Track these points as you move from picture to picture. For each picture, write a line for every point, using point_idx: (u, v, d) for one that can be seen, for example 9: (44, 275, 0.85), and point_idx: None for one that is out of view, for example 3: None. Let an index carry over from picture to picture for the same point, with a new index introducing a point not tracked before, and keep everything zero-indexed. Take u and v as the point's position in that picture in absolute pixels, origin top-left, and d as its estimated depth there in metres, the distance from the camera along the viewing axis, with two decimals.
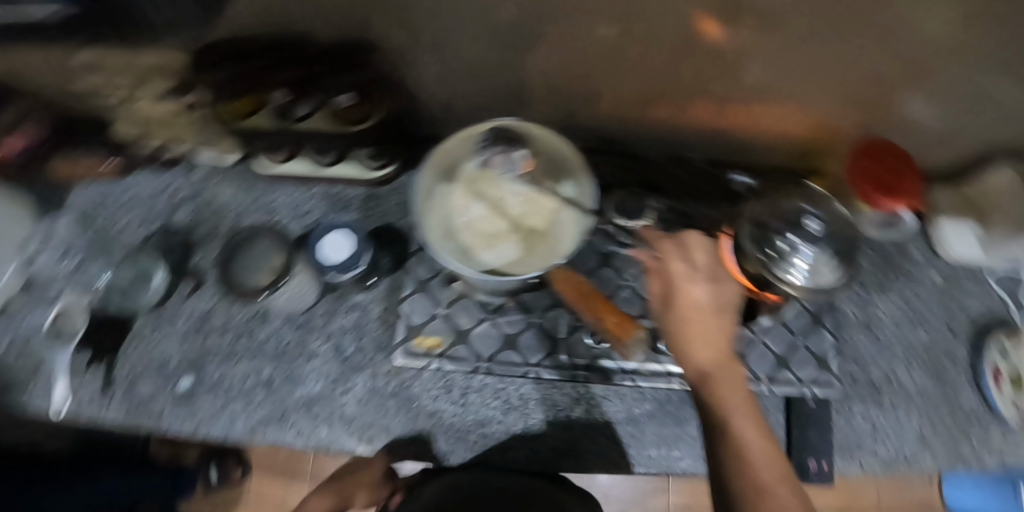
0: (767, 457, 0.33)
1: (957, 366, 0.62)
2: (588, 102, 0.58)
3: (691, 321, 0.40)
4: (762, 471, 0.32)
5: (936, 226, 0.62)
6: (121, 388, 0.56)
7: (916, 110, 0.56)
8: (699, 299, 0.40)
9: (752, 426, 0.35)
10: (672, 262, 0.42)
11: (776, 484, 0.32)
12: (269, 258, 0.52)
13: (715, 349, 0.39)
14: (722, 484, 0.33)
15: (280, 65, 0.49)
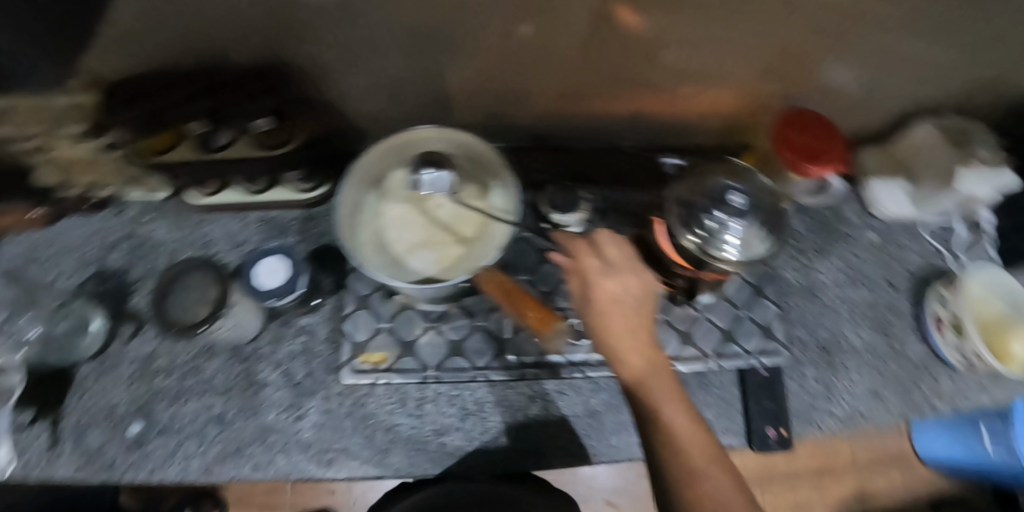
0: (696, 439, 0.38)
1: (901, 318, 0.64)
2: (513, 103, 0.58)
3: (611, 320, 0.42)
4: (693, 452, 0.37)
5: (868, 187, 0.66)
6: (69, 441, 0.54)
7: (830, 76, 0.57)
8: (613, 295, 0.43)
9: (680, 412, 0.39)
10: (585, 261, 0.44)
11: (705, 460, 0.37)
12: (207, 290, 0.51)
13: (634, 341, 0.42)
14: (660, 470, 0.38)
15: (193, 96, 0.49)
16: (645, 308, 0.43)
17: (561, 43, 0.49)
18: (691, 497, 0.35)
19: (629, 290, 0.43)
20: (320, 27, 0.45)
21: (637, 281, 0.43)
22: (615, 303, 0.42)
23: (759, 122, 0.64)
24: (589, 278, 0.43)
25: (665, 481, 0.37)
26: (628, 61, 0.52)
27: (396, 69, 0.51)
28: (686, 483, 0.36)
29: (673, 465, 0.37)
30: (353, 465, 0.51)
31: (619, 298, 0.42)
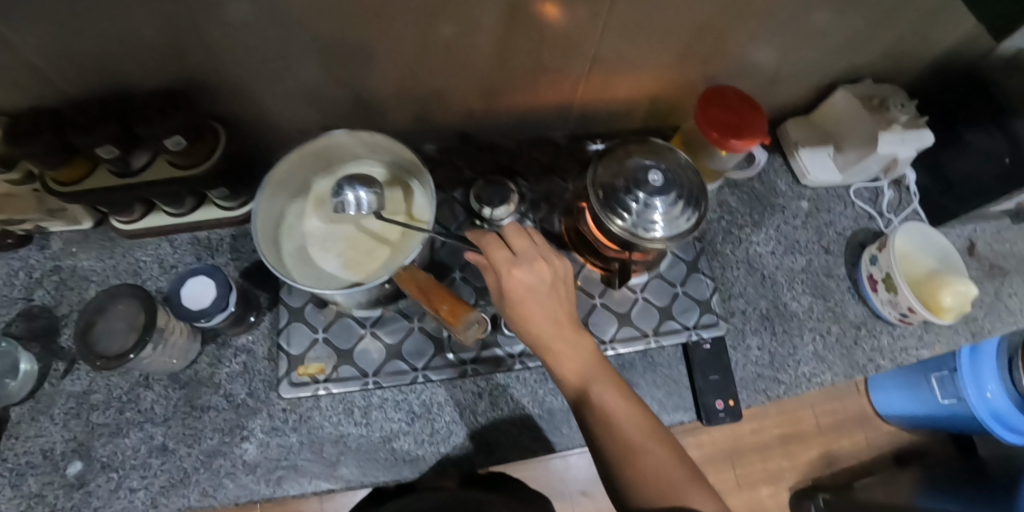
0: (630, 416, 0.39)
1: (837, 281, 0.66)
2: (437, 103, 0.58)
3: (532, 314, 0.40)
4: (629, 430, 0.39)
5: (797, 158, 0.68)
6: (5, 490, 0.52)
7: (744, 51, 0.58)
8: (527, 285, 0.41)
9: (612, 392, 0.40)
10: (495, 254, 0.41)
11: (641, 436, 0.39)
12: (132, 318, 0.49)
13: (558, 331, 0.41)
14: (601, 452, 0.39)
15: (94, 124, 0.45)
16: (563, 293, 0.42)
17: (471, 41, 0.49)
18: (633, 474, 0.37)
19: (543, 280, 0.41)
20: (224, 46, 0.44)
21: (549, 267, 0.41)
22: (532, 296, 0.40)
23: (682, 101, 0.65)
24: (501, 274, 0.40)
25: (611, 465, 0.38)
26: (545, 52, 0.52)
27: (309, 79, 0.51)
28: (628, 463, 0.37)
29: (615, 450, 0.38)
30: (303, 481, 0.50)
31: (536, 289, 0.41)
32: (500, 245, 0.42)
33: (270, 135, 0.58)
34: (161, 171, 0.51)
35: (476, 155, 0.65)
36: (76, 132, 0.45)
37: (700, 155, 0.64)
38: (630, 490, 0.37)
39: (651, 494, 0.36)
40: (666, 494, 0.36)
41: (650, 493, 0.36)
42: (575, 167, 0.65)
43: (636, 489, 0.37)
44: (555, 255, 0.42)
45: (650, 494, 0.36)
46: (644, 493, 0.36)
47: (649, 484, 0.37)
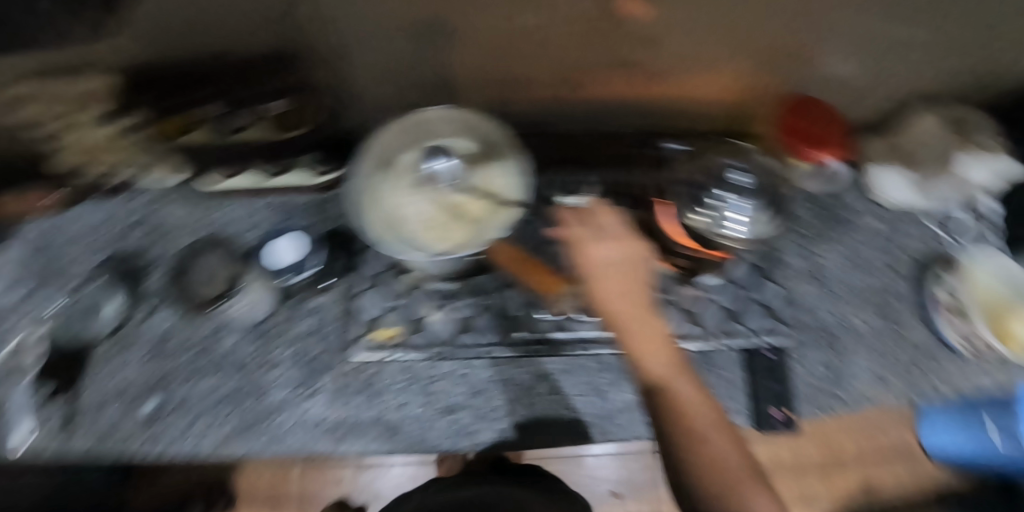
0: (698, 406, 0.38)
1: (906, 304, 0.63)
2: (520, 87, 0.59)
3: (607, 287, 0.42)
4: (697, 418, 0.37)
5: (870, 172, 0.61)
6: (84, 416, 0.56)
7: (811, 62, 0.61)
8: (605, 260, 0.42)
9: (682, 380, 0.39)
10: (578, 229, 0.43)
11: (708, 425, 0.37)
12: (223, 270, 0.56)
13: (631, 308, 0.41)
14: (666, 438, 0.37)
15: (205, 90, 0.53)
16: (640, 273, 0.43)
17: None
18: (697, 459, 0.35)
19: (623, 257, 0.42)
20: None
21: (628, 244, 0.43)
22: (611, 270, 0.42)
23: (762, 106, 0.62)
24: (583, 245, 0.42)
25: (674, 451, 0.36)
26: (622, 47, 0.59)
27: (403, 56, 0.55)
28: (691, 446, 0.35)
29: (677, 432, 0.36)
30: (362, 442, 0.53)
31: (614, 264, 0.42)
32: (584, 220, 0.44)
33: None
34: (261, 133, 0.53)
35: (552, 142, 0.64)
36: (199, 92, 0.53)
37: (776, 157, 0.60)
38: (694, 479, 0.34)
39: (717, 485, 0.33)
40: (729, 487, 0.34)
41: (711, 478, 0.34)
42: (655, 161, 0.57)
43: (702, 477, 0.34)
44: (637, 239, 0.44)
45: (714, 484, 0.34)
46: (708, 483, 0.34)
47: (713, 475, 0.34)
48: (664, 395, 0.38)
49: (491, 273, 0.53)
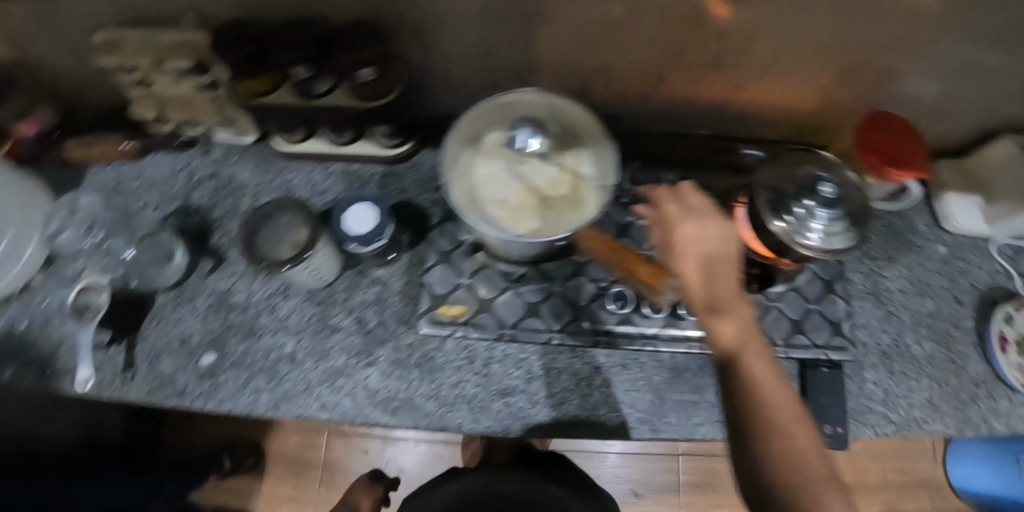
0: (782, 401, 0.34)
1: (964, 334, 0.63)
2: (598, 80, 0.59)
3: (690, 265, 0.39)
4: (776, 410, 0.34)
5: (943, 201, 0.65)
6: (143, 364, 0.56)
7: (910, 84, 0.56)
8: (693, 238, 0.40)
9: (767, 372, 0.35)
10: (667, 209, 0.42)
11: (791, 424, 0.33)
12: (294, 232, 0.52)
13: (717, 286, 0.39)
14: (740, 428, 0.35)
15: (294, 44, 0.48)
16: (732, 256, 0.40)
17: (648, 24, 0.49)
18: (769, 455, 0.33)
19: (713, 238, 0.40)
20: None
21: (719, 224, 0.40)
22: (696, 249, 0.40)
23: (839, 119, 0.63)
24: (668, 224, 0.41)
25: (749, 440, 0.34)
26: (723, 50, 0.53)
27: (484, 39, 0.52)
28: (768, 439, 0.33)
29: (753, 422, 0.34)
30: (416, 416, 0.53)
31: (702, 244, 0.40)
32: (672, 198, 0.42)
33: (431, 84, 0.60)
34: (341, 100, 0.53)
35: (626, 137, 0.66)
36: (283, 49, 0.49)
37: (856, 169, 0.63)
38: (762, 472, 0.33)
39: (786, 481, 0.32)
40: (802, 488, 0.31)
41: (782, 471, 0.32)
42: (726, 165, 0.64)
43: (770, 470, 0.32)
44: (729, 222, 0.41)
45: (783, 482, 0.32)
46: (777, 478, 0.32)
47: (786, 472, 0.32)
48: (743, 386, 0.35)
49: (569, 258, 0.56)
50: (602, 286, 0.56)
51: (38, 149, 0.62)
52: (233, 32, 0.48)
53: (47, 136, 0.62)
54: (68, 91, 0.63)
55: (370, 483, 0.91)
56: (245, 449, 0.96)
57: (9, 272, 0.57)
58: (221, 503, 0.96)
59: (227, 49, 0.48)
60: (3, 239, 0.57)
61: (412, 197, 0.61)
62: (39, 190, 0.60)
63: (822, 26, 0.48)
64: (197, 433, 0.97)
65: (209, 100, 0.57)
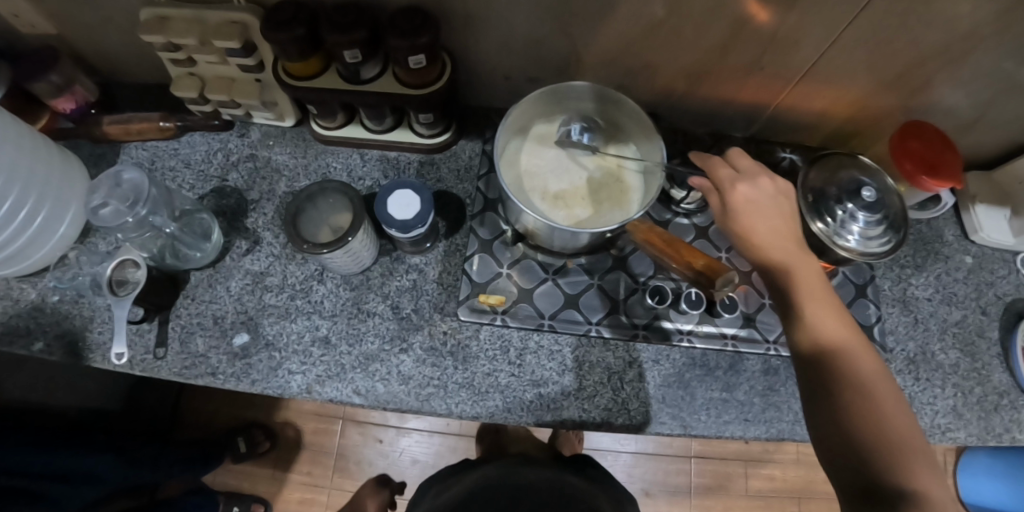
0: (852, 344, 0.39)
1: (989, 344, 0.62)
2: (639, 78, 0.60)
3: (752, 221, 0.44)
4: (852, 360, 0.38)
5: (972, 212, 0.66)
6: (174, 344, 0.56)
7: (948, 95, 0.56)
8: (748, 197, 0.45)
9: (833, 319, 0.40)
10: (721, 173, 0.47)
11: (861, 365, 0.38)
12: (337, 216, 0.53)
13: (780, 241, 0.43)
14: (819, 377, 0.38)
15: (346, 24, 0.47)
16: (785, 210, 0.45)
17: (692, 23, 0.50)
18: (845, 393, 0.37)
19: (766, 197, 0.45)
20: None
21: (771, 183, 0.46)
22: (752, 206, 0.44)
23: (875, 126, 0.63)
24: (724, 187, 0.45)
25: (831, 390, 0.37)
26: (766, 52, 0.53)
27: (530, 31, 0.53)
28: (848, 387, 0.37)
29: (830, 371, 0.38)
30: (449, 403, 0.53)
31: (757, 201, 0.45)
32: (724, 165, 0.47)
33: (473, 73, 0.61)
34: (386, 86, 0.53)
35: (664, 135, 0.66)
36: (334, 32, 0.47)
37: (892, 176, 0.64)
38: (838, 407, 0.36)
39: (859, 413, 0.36)
40: (886, 435, 0.35)
41: (861, 419, 0.35)
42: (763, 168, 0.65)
43: (845, 410, 0.36)
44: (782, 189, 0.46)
45: (857, 416, 0.36)
46: (855, 426, 0.35)
47: (868, 420, 0.35)
48: (811, 330, 0.40)
49: (607, 252, 0.57)
50: (639, 280, 0.56)
51: (73, 124, 0.63)
52: (287, 12, 0.47)
53: (84, 113, 0.63)
54: (112, 66, 0.64)
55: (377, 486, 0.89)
56: (261, 434, 0.98)
57: (45, 246, 0.58)
58: (235, 484, 0.98)
59: (277, 30, 0.47)
60: (43, 211, 0.57)
61: (448, 186, 0.61)
62: (77, 165, 0.61)
63: (864, 29, 0.49)
64: (217, 414, 1.00)
65: (253, 81, 0.57)
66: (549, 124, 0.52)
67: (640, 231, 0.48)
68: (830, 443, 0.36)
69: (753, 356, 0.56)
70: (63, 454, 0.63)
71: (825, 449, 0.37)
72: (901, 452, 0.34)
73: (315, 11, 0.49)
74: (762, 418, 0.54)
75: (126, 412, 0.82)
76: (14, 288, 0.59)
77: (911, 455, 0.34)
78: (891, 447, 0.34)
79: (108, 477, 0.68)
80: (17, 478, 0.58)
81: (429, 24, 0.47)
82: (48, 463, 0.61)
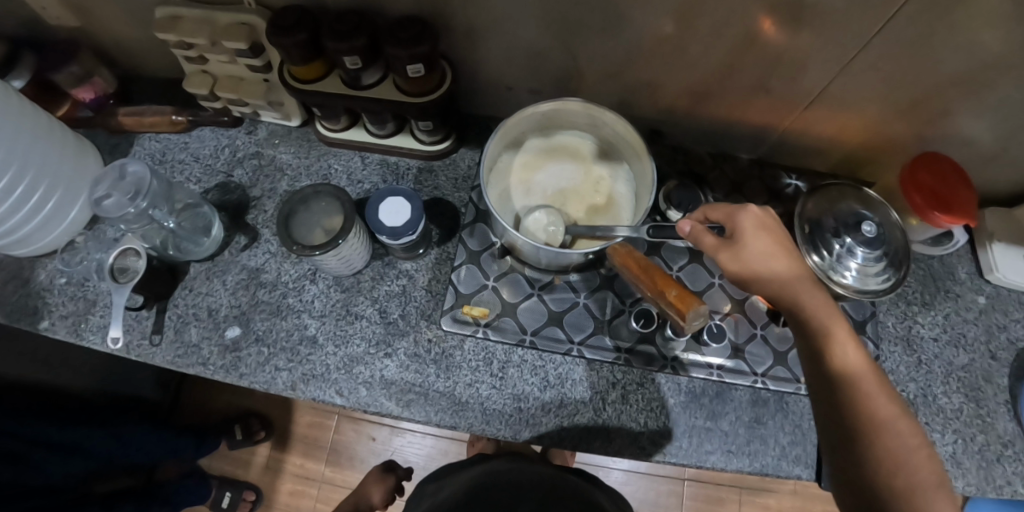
0: (874, 379, 0.36)
1: (996, 390, 0.59)
2: (643, 95, 0.59)
3: (769, 252, 0.40)
4: (874, 400, 0.36)
5: (987, 251, 0.63)
6: (170, 332, 0.57)
7: (969, 128, 0.54)
8: (765, 229, 0.41)
9: (855, 353, 0.37)
10: (720, 208, 0.42)
11: (881, 400, 0.36)
12: (329, 218, 0.54)
13: (796, 274, 0.40)
14: (838, 417, 0.36)
15: (348, 30, 0.47)
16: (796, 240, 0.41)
17: (697, 41, 0.49)
18: (866, 439, 0.35)
19: (777, 226, 0.41)
20: None
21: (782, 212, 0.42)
22: (769, 235, 0.40)
23: (889, 157, 0.61)
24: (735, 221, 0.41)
25: (852, 433, 0.35)
26: (773, 73, 0.52)
27: (532, 43, 0.52)
28: (870, 429, 0.35)
29: (850, 411, 0.36)
30: (428, 410, 0.53)
31: (772, 232, 0.40)
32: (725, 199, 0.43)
33: (475, 83, 0.61)
34: (387, 92, 0.53)
35: (667, 153, 0.65)
36: (335, 38, 0.47)
37: (900, 209, 0.62)
38: (855, 446, 0.35)
39: (880, 452, 0.34)
40: (908, 481, 0.33)
41: (884, 464, 0.34)
42: (767, 193, 0.64)
43: (866, 448, 0.35)
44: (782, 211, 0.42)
45: (876, 455, 0.34)
46: (877, 473, 0.34)
47: (890, 468, 0.33)
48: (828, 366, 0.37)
49: (597, 271, 0.57)
50: (627, 303, 0.56)
51: (92, 113, 0.66)
52: (291, 17, 0.48)
53: (102, 103, 0.66)
54: (131, 60, 0.66)
55: (383, 473, 0.90)
56: (257, 423, 1.00)
57: (55, 230, 0.60)
58: (229, 470, 1.00)
59: (280, 31, 0.48)
60: (55, 195, 0.59)
61: (445, 195, 0.62)
62: (91, 152, 0.63)
63: (876, 54, 0.47)
64: (217, 400, 1.03)
65: (260, 81, 0.59)
66: (544, 141, 0.53)
67: (618, 254, 0.47)
68: (848, 481, 0.35)
69: (741, 387, 0.54)
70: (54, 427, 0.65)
71: (848, 493, 0.35)
72: (923, 492, 0.32)
73: (317, 16, 0.50)
74: (746, 450, 0.52)
75: (130, 393, 0.85)
76: (25, 270, 0.61)
77: (931, 497, 0.32)
78: (914, 495, 0.32)
79: (98, 452, 0.71)
80: (16, 441, 0.60)
81: (428, 34, 0.47)
82: (38, 431, 0.63)
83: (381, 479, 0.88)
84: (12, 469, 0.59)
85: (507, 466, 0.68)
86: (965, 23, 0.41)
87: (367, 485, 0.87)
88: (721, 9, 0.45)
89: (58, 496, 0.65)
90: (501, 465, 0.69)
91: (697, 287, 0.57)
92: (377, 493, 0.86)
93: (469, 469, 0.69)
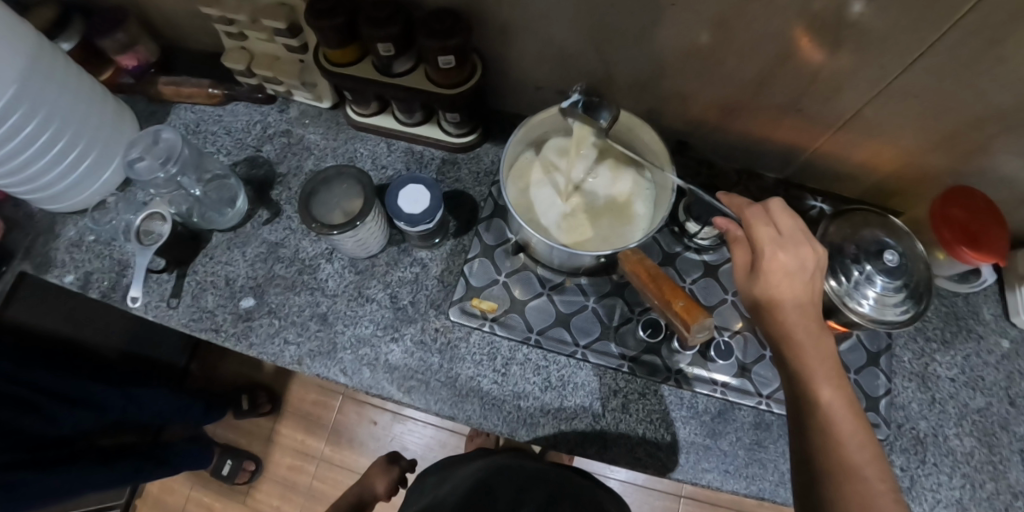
0: (855, 428, 0.35)
1: (1011, 438, 0.57)
2: (672, 104, 0.59)
3: (781, 287, 0.40)
4: (852, 449, 0.35)
5: (1016, 294, 0.61)
6: (187, 297, 0.59)
7: (1009, 166, 0.52)
8: (787, 268, 0.40)
9: (842, 400, 0.36)
10: (760, 232, 0.41)
11: (852, 443, 0.35)
12: (350, 201, 0.54)
13: (803, 314, 0.40)
14: (811, 457, 0.36)
15: (385, 18, 0.48)
16: (816, 285, 0.41)
17: (733, 54, 0.48)
18: (833, 482, 0.34)
19: (800, 265, 0.40)
20: None
21: (813, 253, 0.41)
22: (788, 272, 0.40)
23: (920, 188, 0.59)
24: (763, 249, 0.41)
25: (820, 473, 0.35)
26: (806, 93, 0.51)
27: (565, 45, 0.53)
28: (840, 474, 0.34)
29: (826, 453, 0.35)
30: (428, 399, 0.53)
31: (795, 274, 0.40)
32: (765, 221, 0.42)
33: (505, 80, 0.61)
34: (417, 81, 0.54)
35: (691, 165, 0.65)
36: (370, 25, 0.48)
37: (926, 243, 0.60)
38: (821, 485, 0.35)
39: (843, 495, 0.34)
40: None
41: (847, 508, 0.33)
42: None
43: (828, 485, 0.34)
44: (813, 233, 0.41)
45: (838, 497, 0.34)
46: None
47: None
48: (810, 406, 0.37)
49: (609, 276, 0.57)
50: (635, 311, 0.56)
51: (133, 80, 0.68)
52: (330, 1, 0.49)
53: (144, 71, 0.68)
54: (175, 33, 0.68)
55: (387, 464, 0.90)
56: (263, 396, 1.02)
57: (88, 189, 0.62)
58: (232, 438, 1.02)
59: (318, 13, 0.48)
60: (90, 157, 0.61)
61: (466, 188, 0.62)
62: (129, 117, 0.65)
63: (914, 81, 0.45)
64: (227, 370, 1.06)
65: (296, 61, 0.60)
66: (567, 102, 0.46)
67: (630, 261, 0.48)
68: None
69: (744, 407, 0.53)
70: (66, 380, 0.67)
71: None
72: None
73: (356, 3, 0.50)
74: (744, 473, 0.51)
75: (145, 354, 0.87)
76: (56, 225, 0.64)
77: None
78: None
79: (110, 407, 0.73)
80: (31, 388, 0.62)
81: (461, 28, 0.48)
82: (47, 381, 0.64)
83: (383, 472, 0.88)
84: (27, 413, 0.61)
85: (512, 461, 0.69)
86: (1013, 59, 0.40)
87: (371, 475, 0.88)
88: (758, 24, 0.44)
89: (67, 448, 0.67)
90: (506, 461, 0.69)
91: (708, 302, 0.56)
92: (379, 484, 0.86)
93: (471, 464, 0.70)
